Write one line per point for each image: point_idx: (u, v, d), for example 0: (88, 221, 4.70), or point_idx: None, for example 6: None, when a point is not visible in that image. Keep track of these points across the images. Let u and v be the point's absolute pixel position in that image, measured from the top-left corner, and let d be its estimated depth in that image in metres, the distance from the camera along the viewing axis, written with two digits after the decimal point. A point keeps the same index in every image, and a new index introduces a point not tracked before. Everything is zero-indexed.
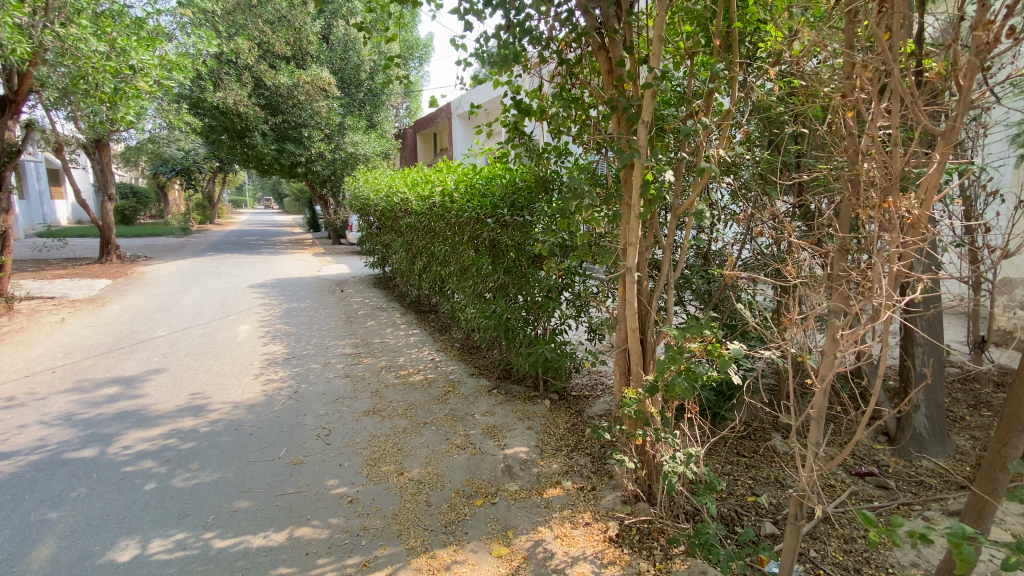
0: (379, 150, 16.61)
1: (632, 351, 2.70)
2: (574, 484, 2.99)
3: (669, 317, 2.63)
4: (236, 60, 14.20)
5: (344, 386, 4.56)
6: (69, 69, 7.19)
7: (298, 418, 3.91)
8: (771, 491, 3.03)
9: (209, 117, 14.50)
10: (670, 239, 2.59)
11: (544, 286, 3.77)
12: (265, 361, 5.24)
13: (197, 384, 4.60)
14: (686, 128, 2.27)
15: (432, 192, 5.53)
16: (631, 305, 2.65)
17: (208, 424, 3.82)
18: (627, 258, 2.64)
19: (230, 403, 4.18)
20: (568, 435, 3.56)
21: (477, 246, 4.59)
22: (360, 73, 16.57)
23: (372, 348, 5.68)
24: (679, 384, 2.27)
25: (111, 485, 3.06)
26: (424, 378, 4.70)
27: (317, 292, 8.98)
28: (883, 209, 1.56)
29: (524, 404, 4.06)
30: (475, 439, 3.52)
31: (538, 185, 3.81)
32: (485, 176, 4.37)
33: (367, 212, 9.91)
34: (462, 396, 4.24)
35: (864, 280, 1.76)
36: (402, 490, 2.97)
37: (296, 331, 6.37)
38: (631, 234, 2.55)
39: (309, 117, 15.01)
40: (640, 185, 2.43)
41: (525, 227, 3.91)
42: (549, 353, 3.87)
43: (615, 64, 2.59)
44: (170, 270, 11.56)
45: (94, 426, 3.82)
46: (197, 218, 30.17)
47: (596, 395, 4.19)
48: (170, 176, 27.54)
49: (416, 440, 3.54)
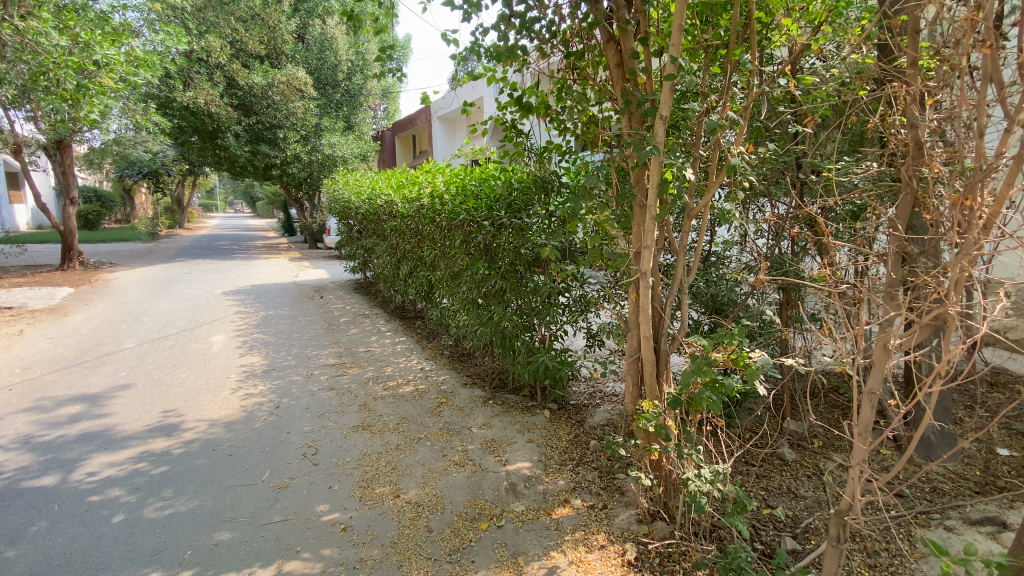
0: (357, 152, 16.25)
1: (646, 361, 2.54)
2: (583, 502, 2.81)
3: (686, 324, 2.47)
4: (207, 59, 13.67)
5: (329, 399, 4.29)
6: (28, 65, 6.76)
7: (281, 437, 3.63)
8: (785, 503, 2.99)
9: (179, 117, 13.93)
10: (685, 241, 2.45)
11: (543, 292, 3.61)
12: (242, 373, 4.93)
13: (169, 401, 4.28)
14: (712, 122, 2.16)
15: (420, 194, 5.31)
16: (645, 312, 2.49)
17: (183, 445, 3.53)
18: (641, 262, 2.50)
19: (205, 421, 3.88)
20: (571, 447, 3.39)
21: (471, 250, 4.38)
22: (337, 74, 16.24)
23: (357, 358, 5.42)
24: (704, 395, 2.08)
25: (74, 518, 2.76)
26: (414, 389, 4.47)
27: (296, 299, 8.64)
28: (961, 208, 1.49)
29: (522, 415, 3.87)
30: (474, 455, 3.31)
31: (536, 187, 3.63)
32: (478, 177, 4.18)
33: (347, 215, 9.61)
34: (456, 409, 4.03)
35: (930, 285, 1.63)
36: (400, 515, 2.75)
37: (274, 340, 6.06)
38: (647, 236, 2.39)
39: (284, 118, 14.62)
40: (658, 183, 2.25)
41: (522, 229, 3.72)
42: (550, 362, 3.71)
43: (629, 56, 2.42)
44: (137, 277, 11.02)
45: (54, 450, 3.48)
46: (166, 224, 29.21)
47: (595, 403, 4.03)
48: (136, 178, 26.44)
49: (411, 458, 3.32)
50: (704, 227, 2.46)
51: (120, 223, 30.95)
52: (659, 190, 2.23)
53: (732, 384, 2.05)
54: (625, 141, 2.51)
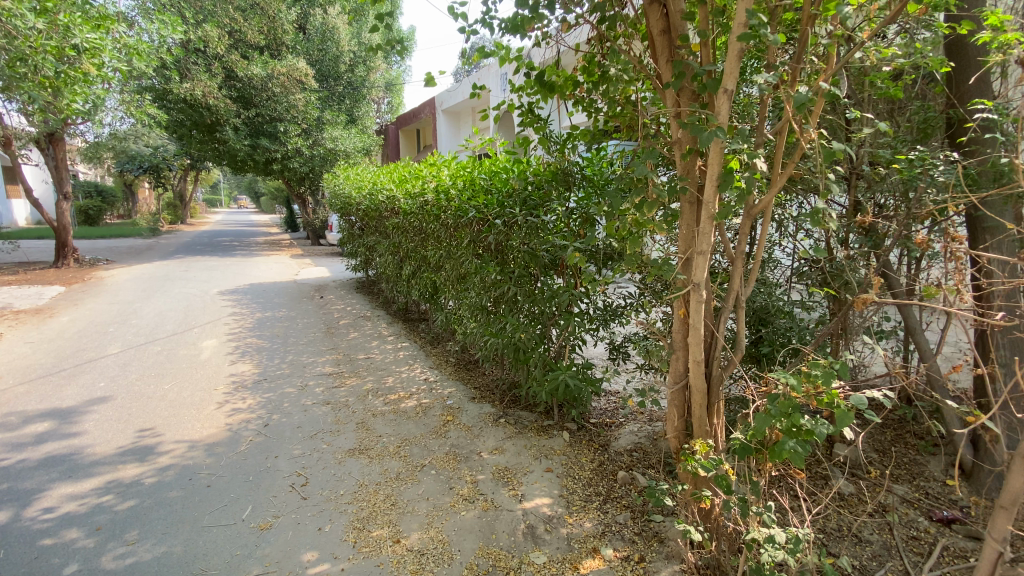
0: (359, 146, 15.88)
1: (696, 390, 2.13)
2: (616, 552, 2.41)
3: (744, 346, 2.07)
4: (205, 49, 13.22)
5: (324, 416, 3.88)
6: (6, 50, 6.35)
7: (267, 463, 3.22)
8: (848, 550, 2.63)
9: (176, 110, 13.52)
10: (743, 246, 2.07)
11: (563, 299, 3.18)
12: (231, 384, 4.53)
13: (147, 418, 3.88)
14: (801, 97, 1.75)
15: (424, 189, 4.88)
16: (697, 332, 2.08)
17: (156, 473, 3.13)
18: (693, 271, 2.07)
19: (184, 444, 3.48)
20: (596, 479, 3.00)
21: (479, 251, 3.95)
22: (339, 65, 15.91)
23: (356, 366, 5.01)
24: (786, 444, 1.64)
25: (19, 568, 2.36)
26: (417, 404, 4.05)
27: (293, 299, 8.25)
28: None
29: (538, 437, 3.44)
30: (485, 489, 2.91)
31: (556, 180, 3.18)
32: (488, 169, 3.73)
33: (348, 211, 9.18)
34: (464, 428, 3.60)
35: None
36: (400, 568, 2.33)
37: (268, 346, 5.66)
38: (701, 241, 1.97)
39: (285, 111, 14.22)
40: (720, 173, 1.83)
41: (539, 229, 3.28)
42: (571, 381, 3.28)
43: (679, 19, 1.98)
44: (132, 275, 10.63)
45: (10, 478, 3.09)
46: (167, 219, 28.96)
47: (619, 422, 3.63)
48: (137, 173, 26.04)
49: (413, 491, 2.90)
50: (762, 231, 2.09)
51: (122, 218, 30.57)
52: (723, 183, 1.80)
53: (823, 431, 1.61)
54: (672, 126, 2.09)
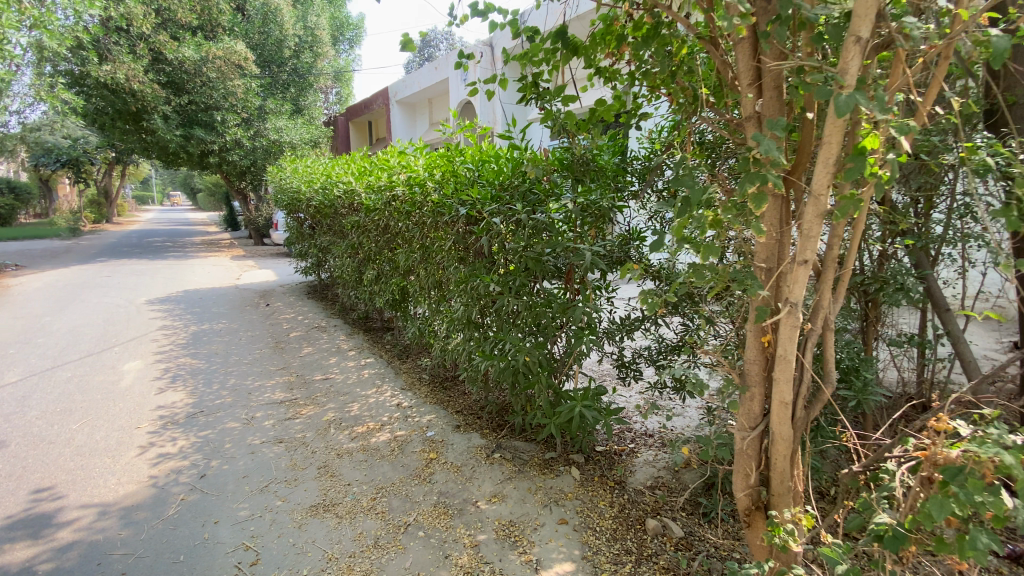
0: (307, 138, 14.79)
1: (785, 440, 1.65)
2: None
3: (846, 380, 1.60)
4: (127, 27, 11.83)
5: (277, 460, 3.17)
6: None
7: (206, 531, 2.52)
8: None
9: (95, 96, 12.05)
10: (835, 252, 1.61)
11: (577, 314, 2.63)
12: (159, 420, 3.72)
13: (46, 472, 3.06)
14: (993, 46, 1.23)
15: (390, 182, 4.21)
16: (790, 365, 1.58)
17: (53, 554, 2.38)
18: (787, 288, 1.56)
19: (95, 508, 2.71)
20: (622, 531, 2.47)
21: (462, 254, 3.35)
22: (283, 51, 14.81)
23: (313, 389, 4.30)
24: (975, 539, 1.15)
25: None
26: (391, 439, 3.40)
27: (237, 307, 7.34)
28: None
29: (542, 477, 2.87)
30: (491, 555, 2.33)
31: (568, 170, 2.67)
32: (474, 158, 3.13)
33: (296, 208, 8.29)
34: (453, 469, 2.99)
35: None
36: None
37: (206, 367, 4.84)
38: (806, 248, 1.46)
39: (222, 99, 13.00)
40: (845, 153, 1.33)
41: (543, 230, 2.72)
42: (587, 411, 2.73)
43: None
44: (44, 283, 9.29)
45: None
46: (90, 216, 26.48)
47: (630, 450, 3.13)
48: (53, 168, 23.47)
49: (397, 564, 2.29)
50: (860, 230, 1.63)
51: (37, 218, 27.56)
52: (855, 169, 1.30)
53: None
54: (758, 91, 1.57)
